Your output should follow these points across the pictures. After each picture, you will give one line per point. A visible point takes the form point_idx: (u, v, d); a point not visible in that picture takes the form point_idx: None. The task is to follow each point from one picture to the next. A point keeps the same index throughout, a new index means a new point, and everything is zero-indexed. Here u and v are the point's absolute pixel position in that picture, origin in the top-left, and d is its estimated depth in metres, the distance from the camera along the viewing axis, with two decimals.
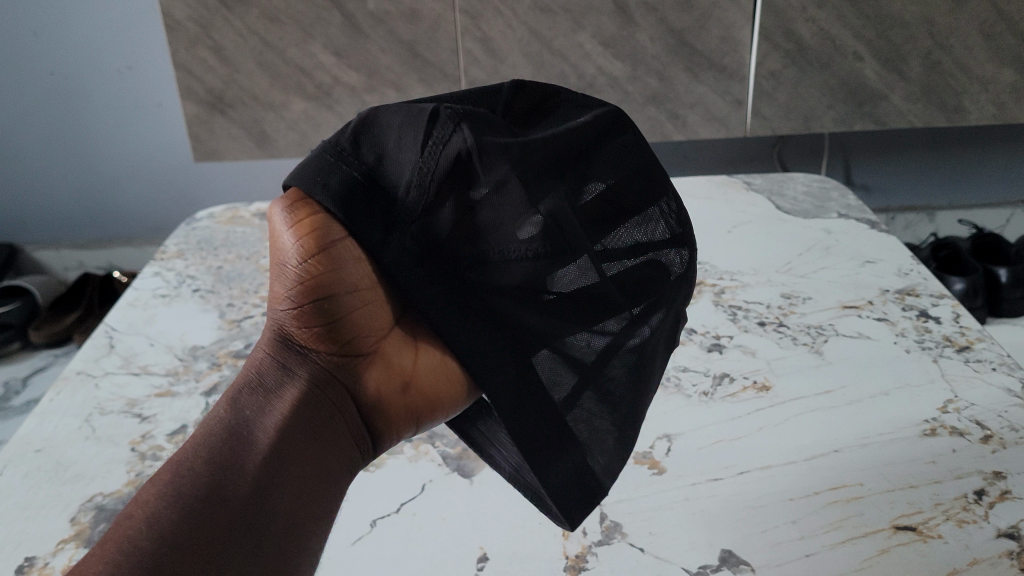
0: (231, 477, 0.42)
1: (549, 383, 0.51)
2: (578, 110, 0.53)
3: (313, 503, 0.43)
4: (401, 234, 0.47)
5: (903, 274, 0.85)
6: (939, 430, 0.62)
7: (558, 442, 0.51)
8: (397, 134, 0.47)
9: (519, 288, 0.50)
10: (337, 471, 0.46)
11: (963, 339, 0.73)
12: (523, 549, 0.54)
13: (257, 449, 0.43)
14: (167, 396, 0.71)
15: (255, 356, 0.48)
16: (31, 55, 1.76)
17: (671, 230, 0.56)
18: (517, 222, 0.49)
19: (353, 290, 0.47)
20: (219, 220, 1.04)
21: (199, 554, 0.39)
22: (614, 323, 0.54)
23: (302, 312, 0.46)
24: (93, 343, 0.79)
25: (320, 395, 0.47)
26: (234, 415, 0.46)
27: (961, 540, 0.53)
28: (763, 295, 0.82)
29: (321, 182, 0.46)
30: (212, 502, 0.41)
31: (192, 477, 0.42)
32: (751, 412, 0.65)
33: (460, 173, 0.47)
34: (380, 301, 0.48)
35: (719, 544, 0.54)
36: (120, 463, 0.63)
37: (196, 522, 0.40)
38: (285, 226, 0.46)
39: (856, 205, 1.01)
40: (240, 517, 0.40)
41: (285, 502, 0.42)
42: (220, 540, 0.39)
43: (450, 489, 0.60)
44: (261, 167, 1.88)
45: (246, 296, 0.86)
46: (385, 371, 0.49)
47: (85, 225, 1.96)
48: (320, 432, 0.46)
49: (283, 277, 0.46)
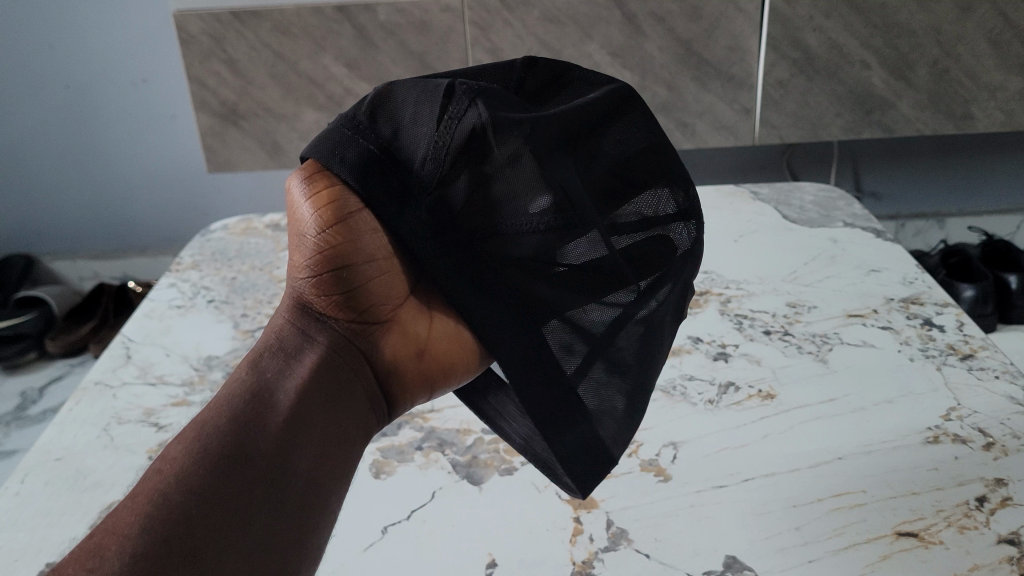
0: (255, 436, 0.43)
1: (560, 355, 0.52)
2: (587, 87, 0.54)
3: (333, 461, 0.44)
4: (416, 207, 0.49)
5: (908, 283, 0.86)
6: (942, 437, 0.63)
7: (566, 415, 0.52)
8: (414, 109, 0.49)
9: (529, 261, 0.51)
10: (355, 431, 0.47)
11: (967, 347, 0.74)
12: (532, 556, 0.55)
13: (279, 408, 0.44)
14: (183, 406, 0.72)
15: (275, 322, 0.50)
16: (48, 69, 1.79)
17: (679, 205, 0.56)
18: (528, 195, 0.50)
19: (370, 260, 0.49)
20: (233, 231, 1.05)
21: (225, 508, 0.40)
22: (622, 295, 0.55)
23: (321, 280, 0.48)
24: (110, 353, 0.80)
25: (337, 358, 0.48)
26: (255, 376, 0.46)
27: (962, 546, 0.54)
28: (769, 305, 0.83)
29: (339, 155, 0.49)
30: (236, 460, 0.41)
31: (217, 433, 0.43)
32: (757, 420, 0.66)
33: (474, 147, 0.48)
34: (395, 271, 0.50)
35: (724, 550, 0.55)
36: (137, 471, 0.65)
37: (222, 479, 0.41)
38: (303, 199, 0.48)
39: (862, 214, 1.02)
40: (264, 473, 0.41)
41: (307, 459, 0.43)
42: (246, 495, 0.40)
43: (460, 496, 0.61)
44: (273, 177, 1.90)
45: (260, 306, 0.88)
46: (401, 338, 0.51)
47: (100, 236, 1.99)
48: (339, 392, 0.47)
49: (303, 247, 0.48)
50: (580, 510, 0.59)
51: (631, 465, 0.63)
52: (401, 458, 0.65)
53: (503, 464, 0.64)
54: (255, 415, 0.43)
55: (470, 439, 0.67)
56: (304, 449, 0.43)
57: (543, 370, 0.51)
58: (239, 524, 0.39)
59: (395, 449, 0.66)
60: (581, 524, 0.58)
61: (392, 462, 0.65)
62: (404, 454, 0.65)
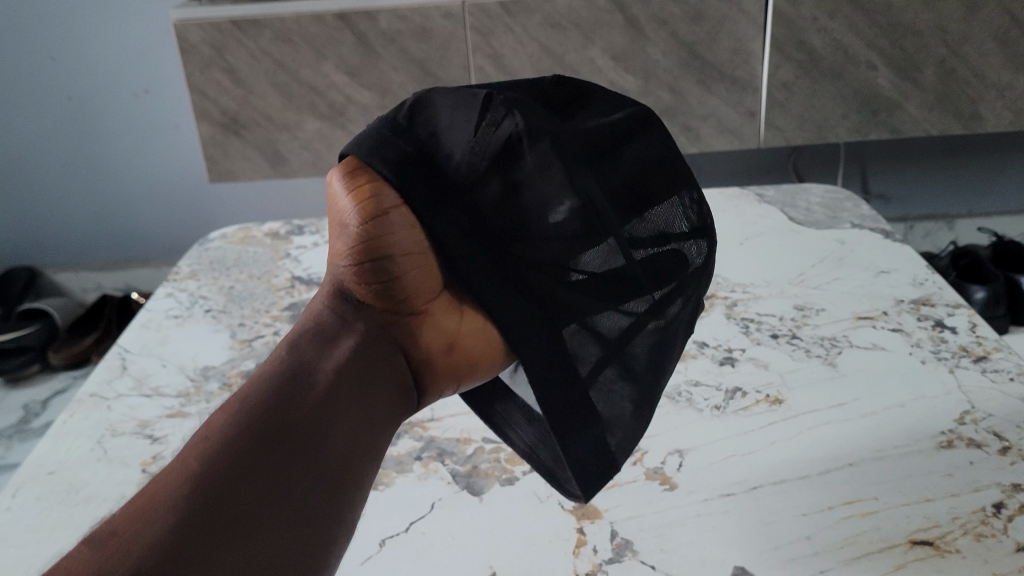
0: (290, 419, 0.40)
1: (574, 354, 0.51)
2: (608, 107, 0.53)
3: (361, 455, 0.42)
4: (448, 209, 0.48)
5: (919, 284, 0.84)
6: (955, 442, 0.61)
7: (579, 417, 0.51)
8: (451, 114, 0.48)
9: (552, 266, 0.49)
10: (383, 423, 0.44)
11: (980, 349, 0.72)
12: (534, 569, 0.54)
13: (313, 393, 0.41)
14: (179, 417, 0.71)
15: (314, 303, 0.48)
16: (50, 81, 1.79)
17: (694, 222, 0.55)
18: (552, 202, 0.48)
19: (404, 253, 0.46)
20: (231, 240, 1.04)
21: (255, 490, 0.37)
22: (638, 305, 0.53)
23: (359, 270, 0.46)
24: (105, 365, 0.79)
25: (372, 346, 0.45)
26: (293, 356, 0.43)
27: (980, 555, 0.52)
28: (776, 308, 0.81)
29: (379, 153, 0.48)
30: (270, 441, 0.39)
31: (252, 410, 0.40)
32: (764, 426, 0.65)
33: (509, 157, 0.48)
34: (429, 264, 0.47)
35: (732, 561, 0.53)
36: (130, 484, 0.64)
37: (254, 460, 0.38)
38: (344, 191, 0.47)
39: (870, 215, 1.00)
40: (296, 459, 0.39)
41: (336, 452, 0.40)
42: (275, 479, 0.38)
43: (460, 507, 0.59)
44: (276, 186, 1.89)
45: (257, 315, 0.86)
46: (434, 331, 0.48)
47: (104, 247, 1.98)
48: (370, 381, 0.44)
49: (344, 235, 0.46)
50: (583, 521, 0.57)
51: (636, 474, 0.61)
52: (400, 468, 0.63)
53: (504, 473, 0.62)
54: (289, 398, 0.41)
55: (471, 449, 0.65)
56: (330, 439, 0.40)
57: (561, 373, 0.49)
58: (266, 509, 0.37)
59: (394, 459, 0.64)
60: (584, 535, 0.56)
61: (391, 473, 0.63)
62: (403, 465, 0.64)
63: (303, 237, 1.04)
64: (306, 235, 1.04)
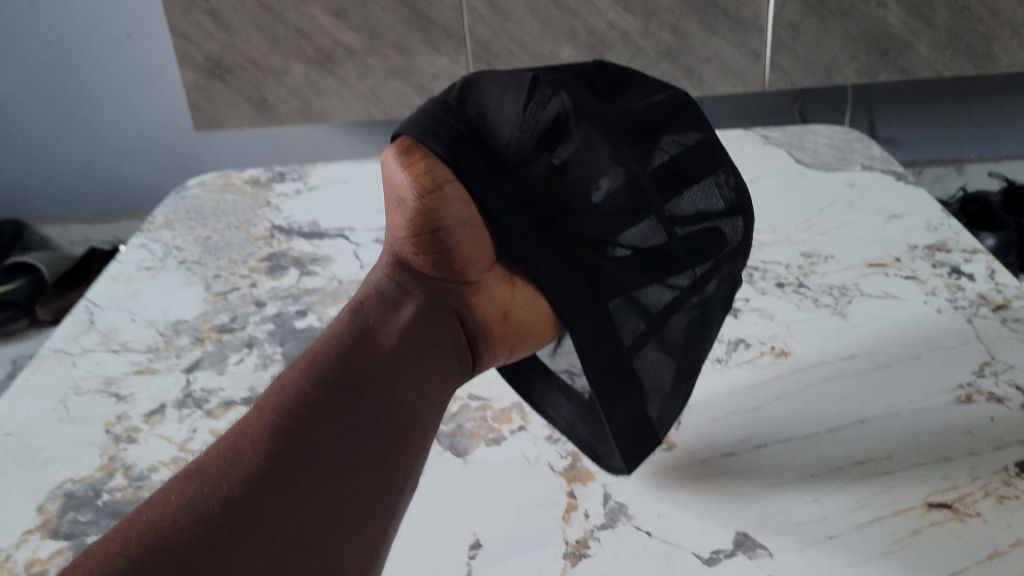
0: (362, 365, 0.43)
1: (620, 324, 0.54)
2: (647, 91, 0.57)
3: (430, 397, 0.45)
4: (500, 184, 0.52)
5: (934, 228, 0.79)
6: (975, 396, 0.57)
7: (622, 384, 0.53)
8: (499, 95, 0.52)
9: (596, 242, 0.55)
10: (446, 376, 0.48)
11: (1000, 297, 0.68)
12: (521, 536, 0.50)
13: (381, 343, 0.45)
14: (147, 374, 0.67)
15: (374, 273, 0.52)
16: (27, 27, 1.71)
17: (728, 201, 0.58)
18: (597, 178, 0.54)
19: (460, 225, 0.51)
20: (209, 188, 0.99)
21: (338, 426, 0.40)
22: (680, 279, 0.57)
23: (420, 240, 0.51)
24: (71, 319, 0.75)
25: (432, 310, 0.50)
26: (361, 316, 0.47)
27: (1003, 519, 0.48)
28: (782, 255, 0.77)
29: (432, 132, 0.51)
30: (345, 387, 0.42)
31: (326, 361, 0.43)
32: (769, 381, 0.61)
33: (555, 135, 0.53)
34: (479, 236, 0.52)
35: (733, 526, 0.49)
36: (93, 446, 0.60)
37: (333, 402, 0.41)
38: (398, 167, 0.50)
39: (881, 157, 0.95)
40: (371, 402, 0.42)
41: (405, 393, 0.44)
42: (352, 416, 0.40)
43: (442, 470, 0.55)
44: (265, 134, 1.83)
45: (234, 267, 0.82)
46: (486, 300, 0.53)
47: (91, 199, 1.93)
48: (434, 339, 0.48)
49: (402, 208, 0.51)
50: (574, 484, 0.53)
51: None
52: None
53: (490, 433, 0.58)
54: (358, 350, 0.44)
55: (455, 407, 0.61)
56: (392, 395, 0.43)
57: (606, 338, 0.53)
58: (346, 446, 0.39)
59: None
60: (575, 499, 0.52)
61: None
62: None
63: (284, 184, 0.99)
64: (288, 181, 0.99)
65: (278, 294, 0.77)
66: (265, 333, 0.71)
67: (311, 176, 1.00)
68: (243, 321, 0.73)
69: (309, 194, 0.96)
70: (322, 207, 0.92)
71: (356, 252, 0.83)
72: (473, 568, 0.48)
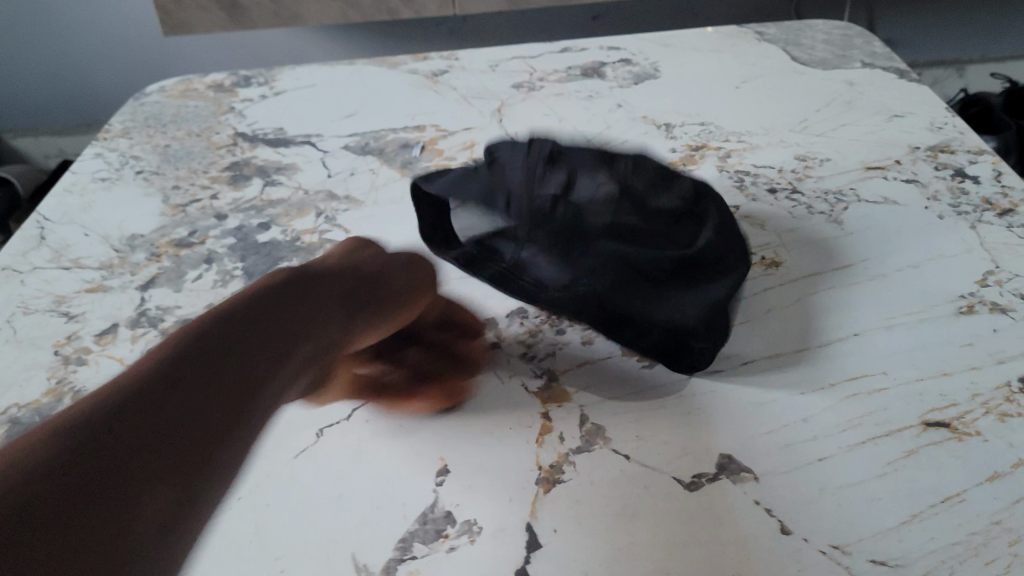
0: (238, 321, 0.42)
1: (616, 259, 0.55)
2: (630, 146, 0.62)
3: (301, 343, 0.44)
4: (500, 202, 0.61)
5: (936, 128, 0.75)
6: (977, 307, 0.54)
7: (633, 264, 0.53)
8: (499, 148, 0.66)
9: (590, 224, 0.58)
10: (343, 331, 0.48)
11: (1006, 202, 0.64)
12: (491, 460, 0.47)
13: (256, 306, 0.44)
14: (99, 292, 0.63)
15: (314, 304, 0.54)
16: None
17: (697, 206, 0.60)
18: (578, 190, 0.60)
19: (388, 256, 0.57)
20: (170, 93, 0.93)
21: (203, 370, 0.38)
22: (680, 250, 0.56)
23: (360, 257, 0.56)
24: (21, 235, 0.70)
25: (356, 297, 0.51)
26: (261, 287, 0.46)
27: (1004, 438, 0.45)
28: (775, 159, 0.72)
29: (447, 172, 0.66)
30: (219, 338, 0.40)
31: (211, 318, 0.41)
32: (759, 293, 0.57)
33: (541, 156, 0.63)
34: (410, 264, 0.57)
35: (717, 449, 0.46)
36: (40, 369, 0.56)
37: (199, 345, 0.39)
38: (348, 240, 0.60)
39: (882, 53, 0.90)
40: (238, 347, 0.40)
41: (280, 345, 0.42)
42: (211, 356, 0.38)
43: (409, 391, 0.52)
44: (239, 39, 1.76)
45: (195, 177, 0.77)
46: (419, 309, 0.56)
47: (62, 110, 1.86)
48: (350, 314, 0.50)
49: (349, 243, 0.59)
50: (549, 405, 0.50)
51: (611, 350, 0.54)
52: None
53: (462, 351, 0.55)
54: (244, 313, 0.42)
55: (425, 324, 0.57)
56: (262, 341, 0.41)
57: (601, 259, 0.55)
58: (204, 386, 0.37)
59: None
60: (549, 421, 0.49)
61: None
62: None
63: (249, 88, 0.93)
64: (253, 85, 0.94)
65: (240, 206, 0.72)
66: (226, 247, 0.67)
67: (277, 80, 0.94)
68: (203, 235, 0.69)
69: (275, 98, 0.90)
70: (288, 112, 0.87)
71: (324, 160, 0.78)
72: (439, 496, 0.45)
